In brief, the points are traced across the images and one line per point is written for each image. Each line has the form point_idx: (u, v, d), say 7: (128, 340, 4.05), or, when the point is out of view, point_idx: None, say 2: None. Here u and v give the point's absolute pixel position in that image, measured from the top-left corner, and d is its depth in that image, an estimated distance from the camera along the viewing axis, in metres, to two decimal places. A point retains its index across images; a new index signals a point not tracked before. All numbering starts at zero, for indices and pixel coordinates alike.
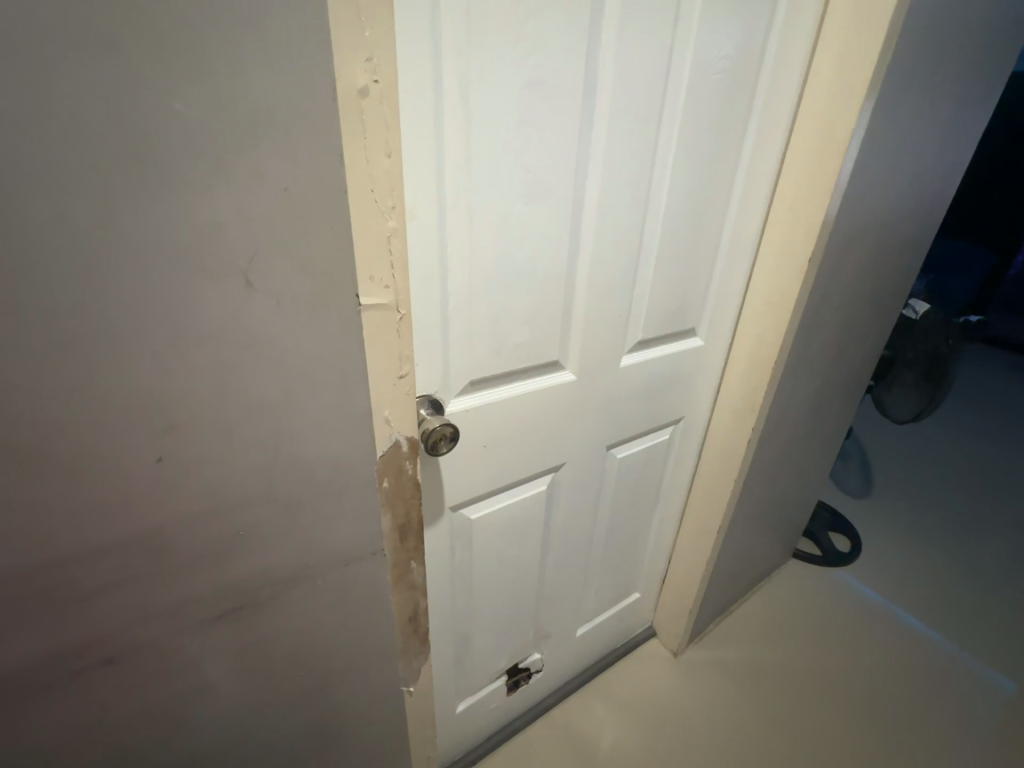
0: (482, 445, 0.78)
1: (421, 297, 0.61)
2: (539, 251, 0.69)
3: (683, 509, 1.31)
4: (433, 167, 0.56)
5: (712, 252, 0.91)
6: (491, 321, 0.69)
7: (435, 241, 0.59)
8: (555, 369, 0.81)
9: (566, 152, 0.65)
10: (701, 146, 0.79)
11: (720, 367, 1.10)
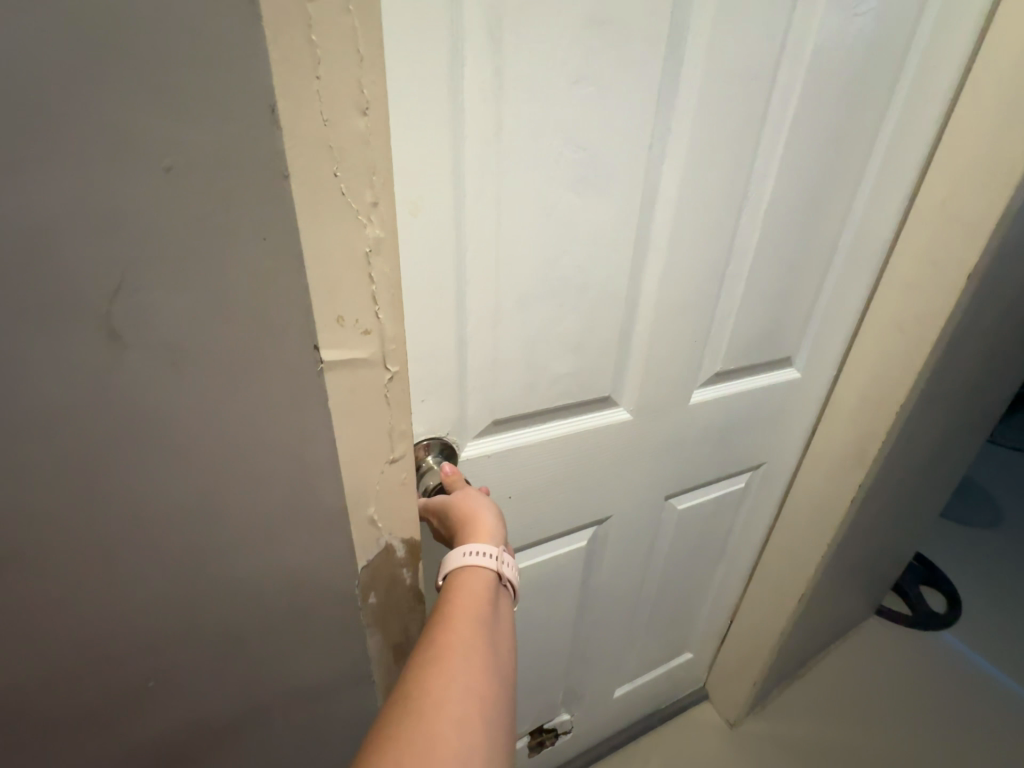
0: (508, 497, 0.63)
1: (426, 320, 0.46)
2: (591, 262, 0.52)
3: (754, 563, 1.09)
4: (444, 145, 0.40)
5: (826, 261, 0.70)
6: (523, 349, 0.53)
7: (446, 248, 0.44)
8: (603, 407, 0.64)
9: (636, 131, 0.47)
10: (829, 120, 0.57)
11: (820, 404, 0.88)
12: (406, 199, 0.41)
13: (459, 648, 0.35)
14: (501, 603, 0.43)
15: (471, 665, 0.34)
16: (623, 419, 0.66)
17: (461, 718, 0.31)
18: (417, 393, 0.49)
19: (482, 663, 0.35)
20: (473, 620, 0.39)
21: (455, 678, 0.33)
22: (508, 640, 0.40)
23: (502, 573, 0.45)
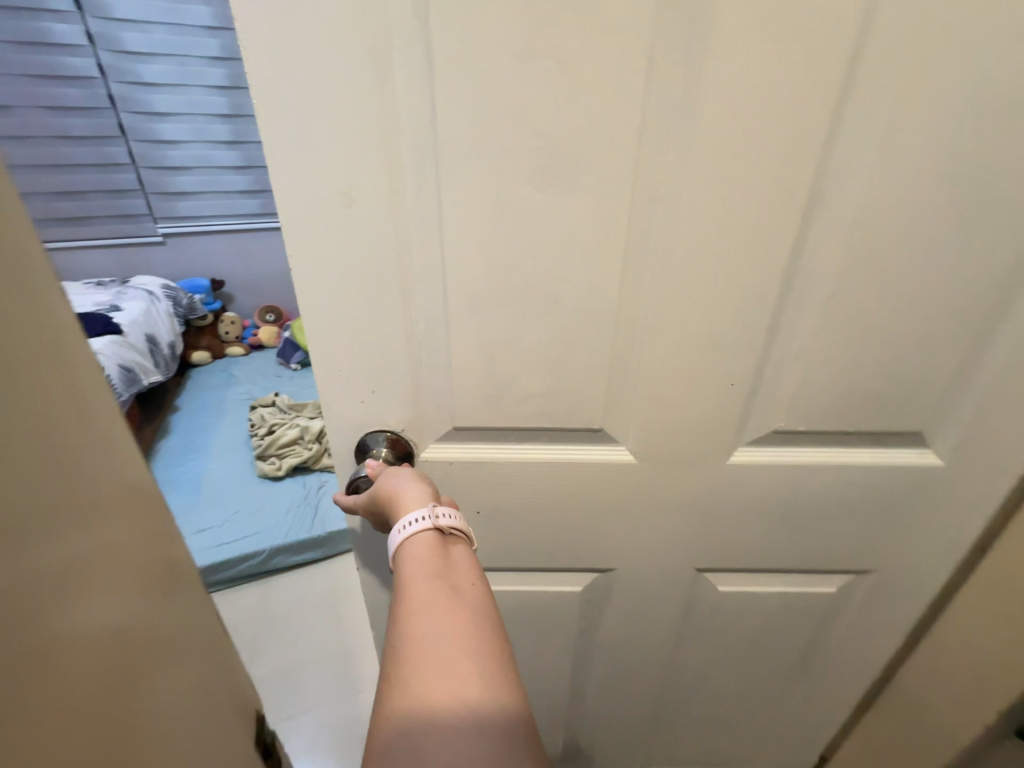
0: (477, 512, 0.60)
1: (367, 310, 0.46)
2: (560, 265, 0.44)
3: (866, 697, 0.80)
4: (372, 131, 0.39)
5: (1001, 297, 0.45)
6: (483, 356, 0.49)
7: (384, 240, 0.43)
8: (598, 441, 0.55)
9: (617, 108, 0.38)
10: (996, 75, 0.36)
11: (996, 512, 0.58)
12: (334, 188, 0.41)
13: (431, 646, 0.36)
14: (461, 547, 0.45)
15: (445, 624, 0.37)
16: (625, 459, 0.56)
17: (445, 669, 0.35)
18: (363, 387, 0.50)
19: (454, 614, 0.38)
20: (434, 585, 0.40)
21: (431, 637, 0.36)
22: (473, 576, 0.42)
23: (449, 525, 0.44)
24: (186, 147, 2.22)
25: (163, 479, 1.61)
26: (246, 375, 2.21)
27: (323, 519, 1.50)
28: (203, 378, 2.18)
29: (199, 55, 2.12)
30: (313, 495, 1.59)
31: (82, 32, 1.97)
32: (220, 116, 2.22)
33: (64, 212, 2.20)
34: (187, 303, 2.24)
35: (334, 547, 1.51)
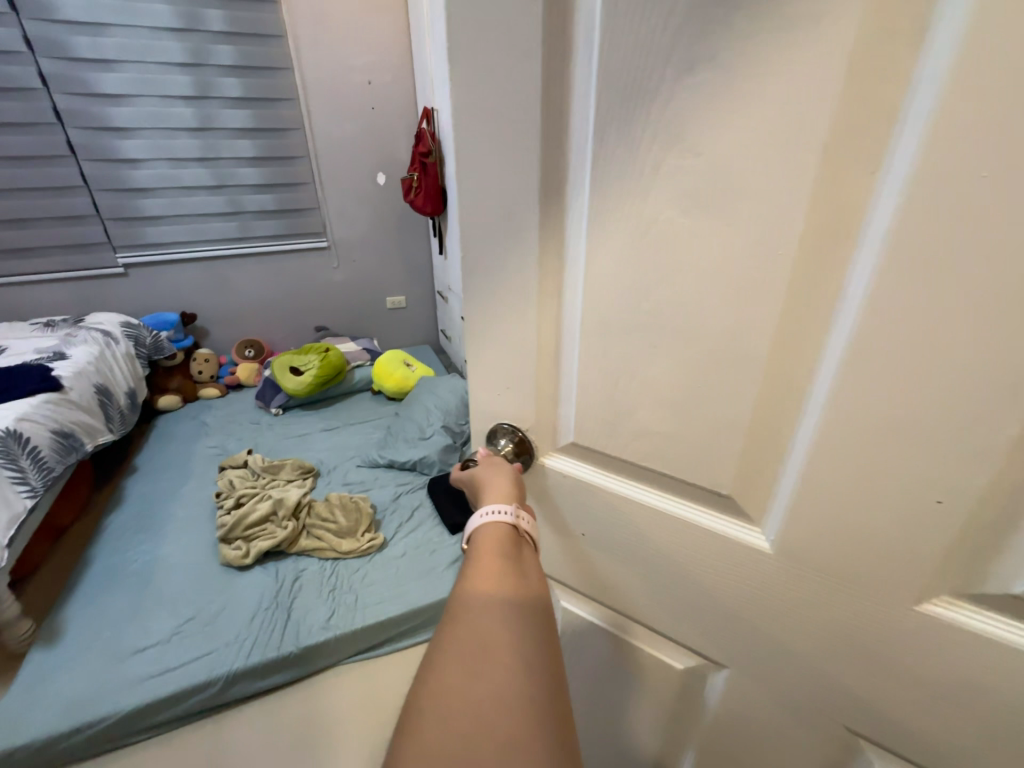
0: (579, 534, 0.51)
1: (511, 330, 0.42)
2: (703, 332, 0.33)
3: None
4: (529, 144, 0.34)
5: None
6: (609, 413, 0.41)
7: (529, 264, 0.38)
8: (724, 516, 0.40)
9: (803, 124, 0.25)
10: None
11: None
12: (492, 205, 0.37)
13: (503, 617, 0.33)
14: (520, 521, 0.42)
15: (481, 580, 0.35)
16: (754, 547, 0.39)
17: (517, 641, 0.31)
18: (488, 409, 0.49)
19: (493, 575, 0.36)
20: (484, 546, 0.38)
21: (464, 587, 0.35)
22: (527, 553, 0.39)
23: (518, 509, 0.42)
24: (148, 166, 1.84)
25: (124, 581, 1.21)
26: (219, 424, 1.88)
27: (296, 631, 1.10)
28: (171, 427, 1.86)
29: (161, 62, 1.74)
30: (288, 593, 1.18)
31: (18, 37, 1.58)
32: (245, 131, 1.91)
33: (8, 243, 1.79)
34: (152, 343, 1.90)
35: (311, 668, 1.10)
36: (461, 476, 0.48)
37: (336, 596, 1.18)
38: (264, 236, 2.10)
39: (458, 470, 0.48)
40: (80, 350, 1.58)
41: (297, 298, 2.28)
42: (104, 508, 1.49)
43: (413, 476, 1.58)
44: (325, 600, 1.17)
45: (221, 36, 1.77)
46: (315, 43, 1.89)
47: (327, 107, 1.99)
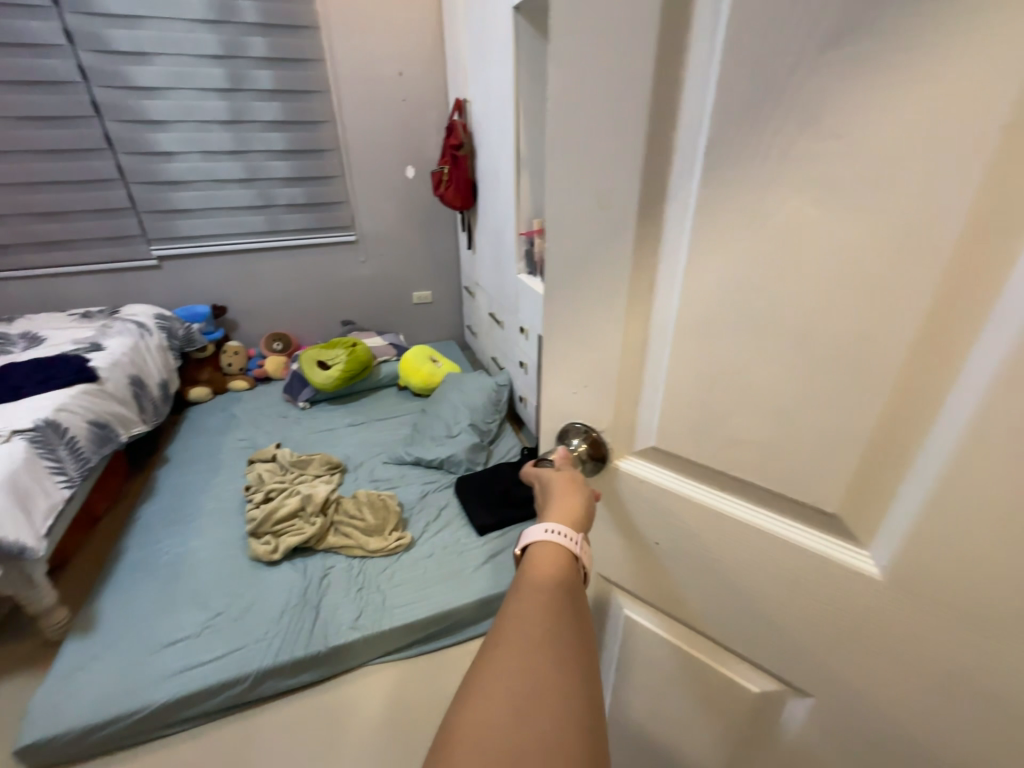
0: (653, 543, 0.45)
1: (594, 328, 0.39)
2: (820, 345, 0.28)
3: None
4: (637, 126, 0.30)
5: None
6: (694, 429, 0.36)
7: (622, 260, 0.34)
8: (826, 534, 0.34)
9: (983, 89, 0.20)
10: None
11: None
12: (591, 191, 0.34)
13: (550, 666, 0.30)
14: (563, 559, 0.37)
15: (505, 638, 0.31)
16: (858, 572, 0.33)
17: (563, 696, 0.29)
18: (555, 415, 0.46)
19: (520, 641, 0.31)
20: (520, 598, 0.33)
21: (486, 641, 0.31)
22: (571, 614, 0.33)
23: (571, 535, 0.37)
24: (182, 159, 1.85)
25: (156, 572, 1.23)
26: (247, 416, 1.89)
27: (324, 630, 1.09)
28: (201, 419, 1.88)
29: (195, 54, 1.74)
30: (317, 590, 1.18)
31: (58, 31, 1.60)
32: (277, 124, 1.91)
33: (48, 235, 1.83)
34: (184, 335, 1.92)
35: (337, 668, 1.09)
36: (532, 473, 0.43)
37: (363, 595, 1.16)
38: (293, 229, 2.10)
39: (527, 466, 0.44)
40: (115, 342, 1.60)
41: (325, 292, 2.28)
42: (137, 499, 1.51)
43: (440, 474, 1.56)
44: (353, 599, 1.15)
45: (255, 27, 1.76)
46: (348, 34, 1.86)
47: (359, 99, 1.97)
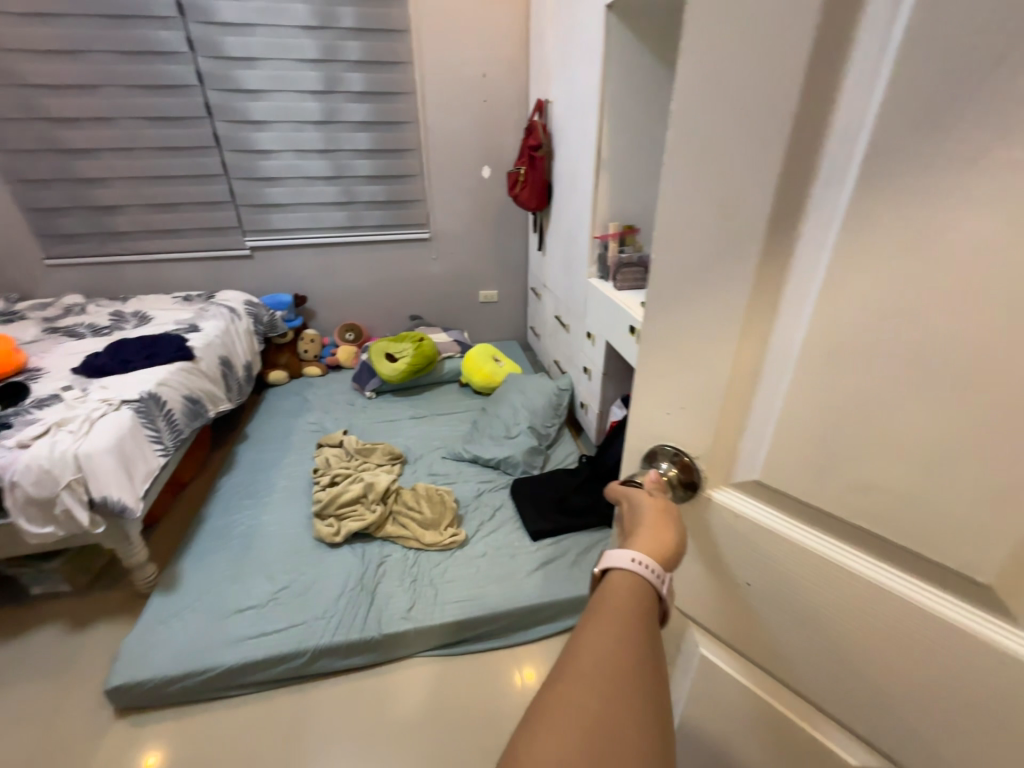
0: (744, 583, 0.41)
1: (698, 349, 0.36)
2: (992, 391, 0.24)
3: None
4: (776, 132, 0.27)
5: None
6: (809, 466, 0.33)
7: (743, 277, 0.31)
8: (961, 598, 0.29)
9: None
10: None
11: None
12: (714, 201, 0.31)
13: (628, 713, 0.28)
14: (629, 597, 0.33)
15: (570, 696, 0.27)
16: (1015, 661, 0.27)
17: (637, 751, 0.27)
18: (641, 434, 0.43)
19: (566, 730, 0.26)
20: (600, 632, 0.30)
21: (522, 725, 0.27)
22: (637, 688, 0.28)
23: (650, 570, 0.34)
24: (278, 157, 1.98)
25: (232, 540, 1.32)
26: (318, 401, 2.00)
27: (378, 617, 1.12)
28: (277, 400, 2.00)
29: (296, 58, 1.85)
30: (373, 577, 1.21)
31: (182, 39, 1.76)
32: (364, 124, 1.99)
33: (159, 224, 2.01)
34: (269, 321, 2.05)
35: (388, 654, 1.11)
36: (618, 489, 0.42)
37: (417, 586, 1.19)
38: (371, 225, 2.19)
39: (613, 484, 0.42)
40: (209, 324, 1.73)
41: (396, 287, 2.35)
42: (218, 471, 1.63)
43: (496, 474, 1.56)
44: (406, 590, 1.18)
45: (351, 32, 1.84)
46: (436, 36, 1.91)
47: (442, 100, 2.01)
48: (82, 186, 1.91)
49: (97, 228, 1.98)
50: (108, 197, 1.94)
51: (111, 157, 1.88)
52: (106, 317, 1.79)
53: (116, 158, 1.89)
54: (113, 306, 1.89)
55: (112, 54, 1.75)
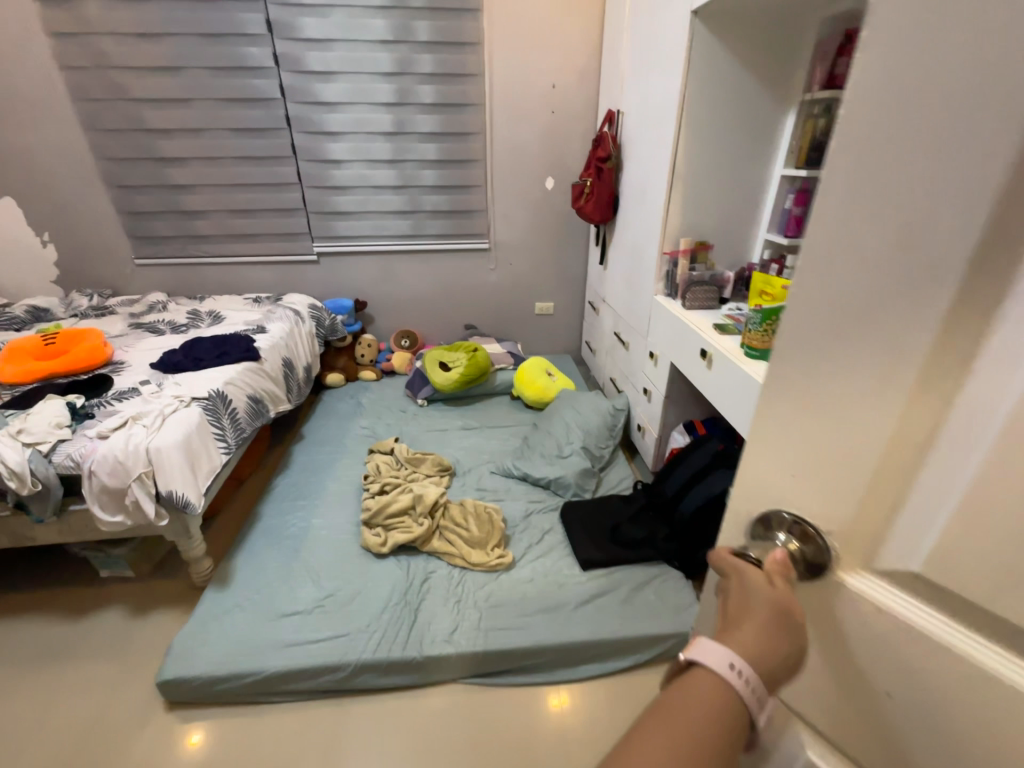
0: (880, 692, 0.32)
1: (844, 406, 0.29)
2: None
3: None
4: (1005, 142, 0.20)
5: None
6: (1003, 570, 0.25)
7: (923, 326, 0.25)
8: None
9: None
10: None
11: None
12: (889, 228, 0.24)
13: None
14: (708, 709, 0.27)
15: None
16: None
17: None
18: (749, 496, 0.37)
19: None
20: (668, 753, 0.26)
21: None
22: None
23: (745, 691, 0.27)
24: (349, 166, 2.04)
25: (284, 541, 1.34)
26: (371, 406, 2.02)
27: (420, 637, 1.09)
28: (333, 403, 2.05)
29: (373, 72, 1.90)
30: (417, 593, 1.19)
31: (268, 55, 1.85)
32: (432, 135, 2.01)
33: (236, 229, 2.12)
34: (330, 325, 2.11)
35: (427, 677, 1.07)
36: (723, 559, 0.34)
37: (461, 608, 1.15)
38: (433, 234, 2.20)
39: (719, 550, 0.35)
40: (276, 326, 1.79)
41: (453, 296, 2.36)
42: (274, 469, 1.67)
43: (546, 495, 1.51)
44: (450, 611, 1.14)
45: (425, 45, 1.87)
46: (509, 48, 1.91)
47: (509, 112, 2.01)
48: (171, 192, 2.04)
49: (182, 231, 2.11)
50: (193, 203, 2.06)
51: (198, 165, 2.00)
52: (184, 315, 1.90)
53: (202, 166, 2.01)
54: (190, 305, 2.01)
55: (206, 69, 1.86)
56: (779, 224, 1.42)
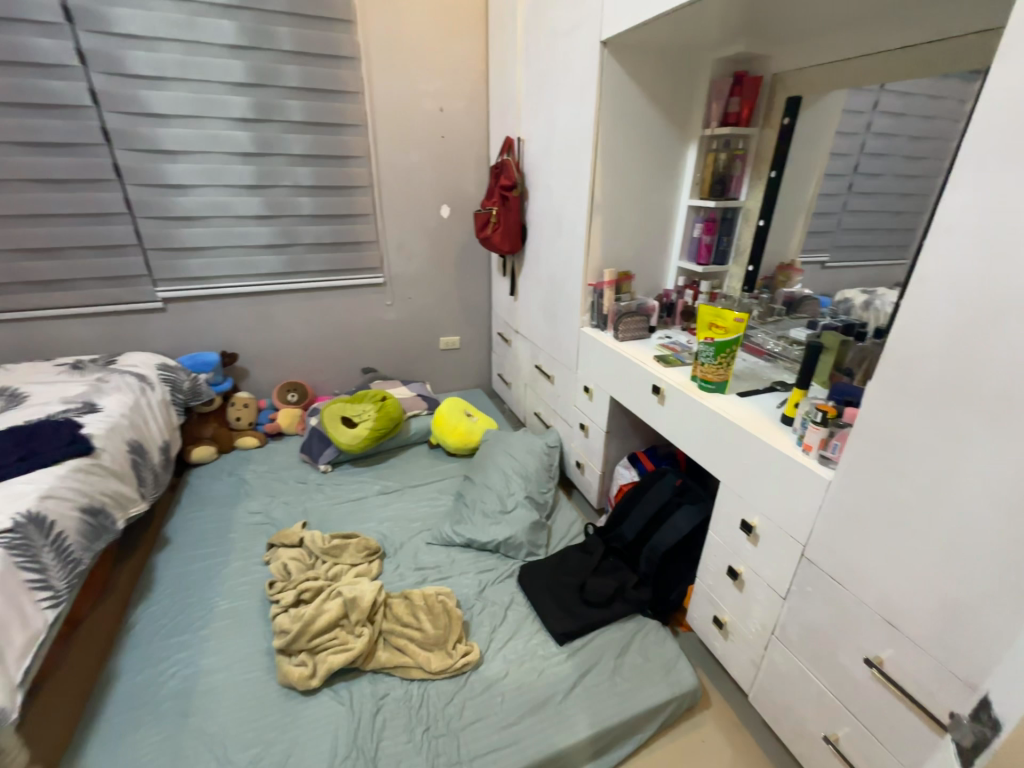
0: None
1: None
2: None
3: None
4: None
5: None
6: None
7: None
8: None
9: None
10: None
11: None
12: None
13: None
14: None
15: None
16: None
17: None
18: None
19: None
20: None
21: None
22: None
23: None
24: (198, 192, 1.66)
25: (161, 708, 0.96)
26: (260, 482, 1.65)
27: None
28: (205, 485, 1.62)
29: (223, 81, 1.58)
30: (371, 735, 0.93)
31: (69, 50, 1.42)
32: (307, 158, 1.74)
33: (36, 274, 1.59)
34: (190, 388, 1.68)
35: None
36: None
37: (431, 742, 0.92)
38: (315, 270, 1.91)
39: None
40: (112, 400, 1.35)
41: (346, 337, 2.07)
42: (129, 595, 1.23)
43: (498, 561, 1.34)
44: (417, 750, 0.91)
45: (289, 55, 1.61)
46: (390, 67, 1.74)
47: (396, 135, 1.83)
48: None
49: None
50: None
51: None
52: None
53: None
54: None
55: None
56: (689, 252, 1.46)
